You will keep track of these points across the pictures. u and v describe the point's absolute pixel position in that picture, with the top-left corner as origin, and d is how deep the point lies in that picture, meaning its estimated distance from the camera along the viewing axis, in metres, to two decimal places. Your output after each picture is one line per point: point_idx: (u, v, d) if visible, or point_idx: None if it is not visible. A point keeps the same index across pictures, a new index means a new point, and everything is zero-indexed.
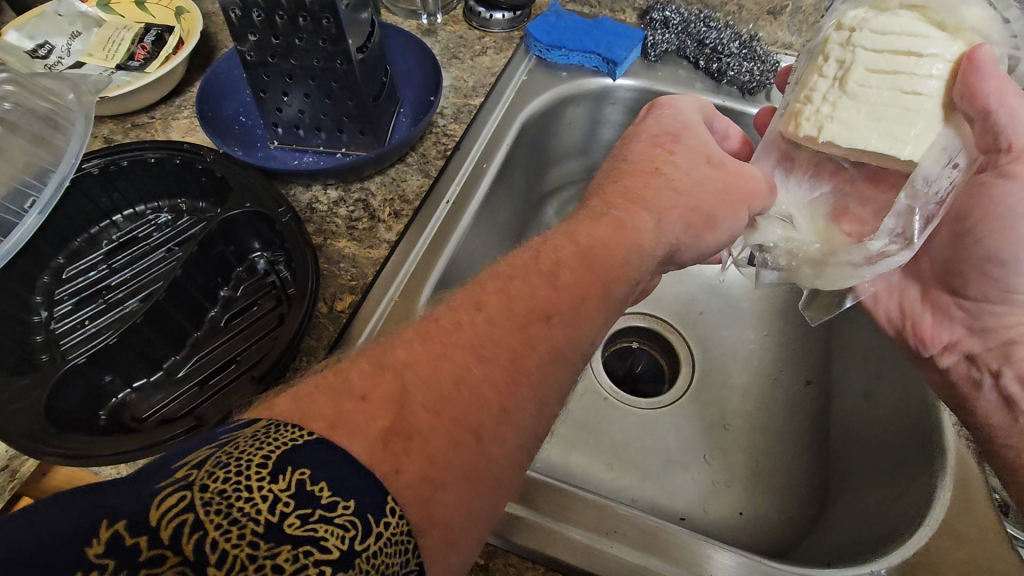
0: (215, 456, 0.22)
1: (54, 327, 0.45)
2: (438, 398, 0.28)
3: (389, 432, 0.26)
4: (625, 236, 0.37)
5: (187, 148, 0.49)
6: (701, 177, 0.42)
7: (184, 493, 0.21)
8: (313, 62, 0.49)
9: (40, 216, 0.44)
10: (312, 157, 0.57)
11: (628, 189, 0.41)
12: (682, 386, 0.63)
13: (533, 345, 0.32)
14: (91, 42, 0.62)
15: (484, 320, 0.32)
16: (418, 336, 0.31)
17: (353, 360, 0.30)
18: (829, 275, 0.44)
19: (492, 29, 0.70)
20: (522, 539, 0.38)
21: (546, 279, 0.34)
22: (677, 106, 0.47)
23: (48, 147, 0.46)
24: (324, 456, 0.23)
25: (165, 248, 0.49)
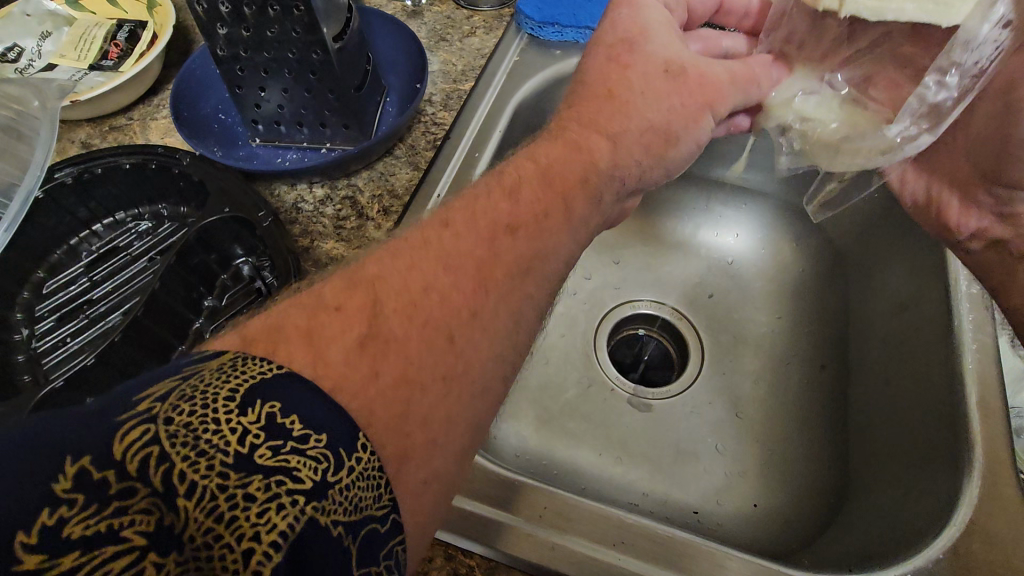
0: (180, 388, 0.20)
1: (36, 345, 0.44)
2: (410, 305, 0.27)
3: (366, 338, 0.26)
4: (581, 157, 0.36)
5: (161, 152, 0.47)
6: (669, 88, 0.39)
7: (149, 427, 0.19)
8: (288, 55, 0.47)
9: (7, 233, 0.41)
10: (296, 154, 0.54)
11: (581, 112, 0.38)
12: (688, 373, 0.61)
13: (499, 257, 0.31)
14: (63, 42, 0.59)
15: (451, 235, 0.31)
16: (388, 251, 0.30)
17: (324, 282, 0.28)
18: (842, 160, 0.44)
19: (479, 7, 0.67)
20: (510, 548, 0.36)
21: (507, 194, 0.34)
22: (638, 4, 0.41)
23: (11, 159, 0.43)
24: (297, 389, 0.22)
25: (146, 257, 0.47)
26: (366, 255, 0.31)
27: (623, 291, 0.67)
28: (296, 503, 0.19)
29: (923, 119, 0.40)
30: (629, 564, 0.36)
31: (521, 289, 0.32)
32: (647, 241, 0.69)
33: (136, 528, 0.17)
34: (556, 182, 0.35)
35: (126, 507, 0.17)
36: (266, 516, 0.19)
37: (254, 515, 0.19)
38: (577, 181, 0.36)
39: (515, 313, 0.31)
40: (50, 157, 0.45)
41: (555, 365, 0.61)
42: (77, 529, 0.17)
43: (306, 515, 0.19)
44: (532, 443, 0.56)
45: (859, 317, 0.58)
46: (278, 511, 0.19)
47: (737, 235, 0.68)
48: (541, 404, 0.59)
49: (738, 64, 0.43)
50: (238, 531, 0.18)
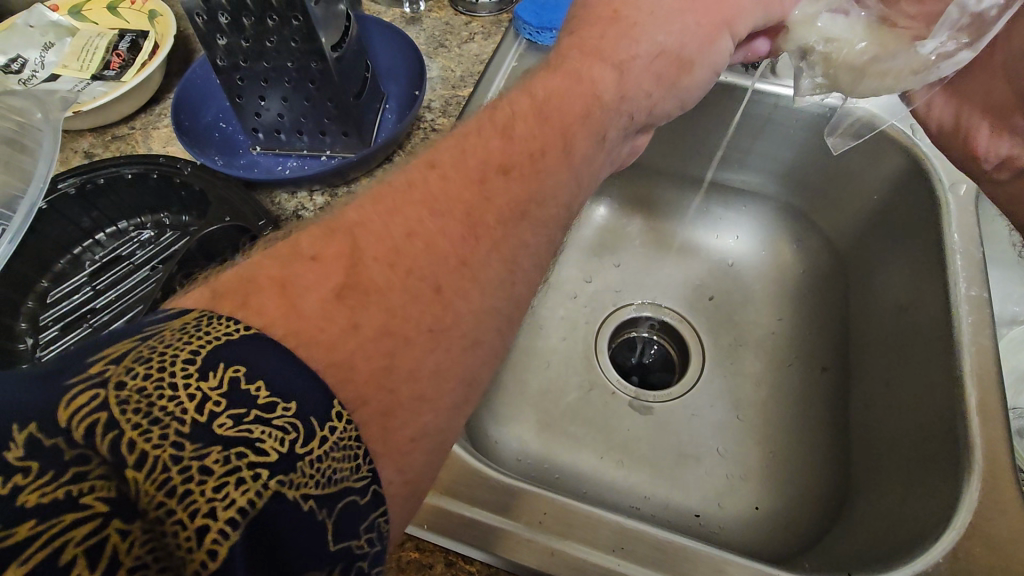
0: (136, 350, 0.21)
1: (40, 355, 0.44)
2: (392, 252, 0.28)
3: (344, 288, 0.26)
4: (580, 88, 0.36)
5: (164, 161, 0.47)
6: (681, 6, 0.39)
7: (99, 391, 0.19)
8: (287, 64, 0.47)
9: (12, 244, 0.42)
10: (296, 161, 0.54)
11: (582, 41, 0.38)
12: (692, 374, 0.62)
13: (490, 200, 0.31)
14: (65, 53, 0.60)
15: (437, 176, 0.31)
16: (370, 198, 0.30)
17: (304, 232, 0.29)
18: (868, 83, 0.44)
19: (478, 13, 0.67)
20: (505, 552, 0.36)
21: (501, 132, 0.33)
22: None
23: (15, 171, 0.44)
24: (264, 350, 0.22)
25: (149, 266, 0.47)
26: (351, 203, 0.31)
27: (623, 295, 0.67)
28: (258, 477, 0.20)
29: (963, 33, 0.40)
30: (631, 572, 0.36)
31: (523, 225, 0.32)
32: (649, 245, 0.70)
33: (96, 495, 0.18)
34: (553, 118, 0.35)
35: (85, 474, 0.18)
36: (224, 491, 0.19)
37: (210, 490, 0.19)
38: (577, 117, 0.35)
39: (508, 263, 0.31)
40: (54, 168, 0.45)
41: (556, 369, 0.62)
42: (31, 497, 0.17)
43: (269, 489, 0.20)
44: (532, 447, 0.56)
45: (861, 319, 0.58)
46: (237, 486, 0.19)
47: (737, 236, 0.69)
48: (542, 407, 0.59)
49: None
50: (193, 506, 0.19)
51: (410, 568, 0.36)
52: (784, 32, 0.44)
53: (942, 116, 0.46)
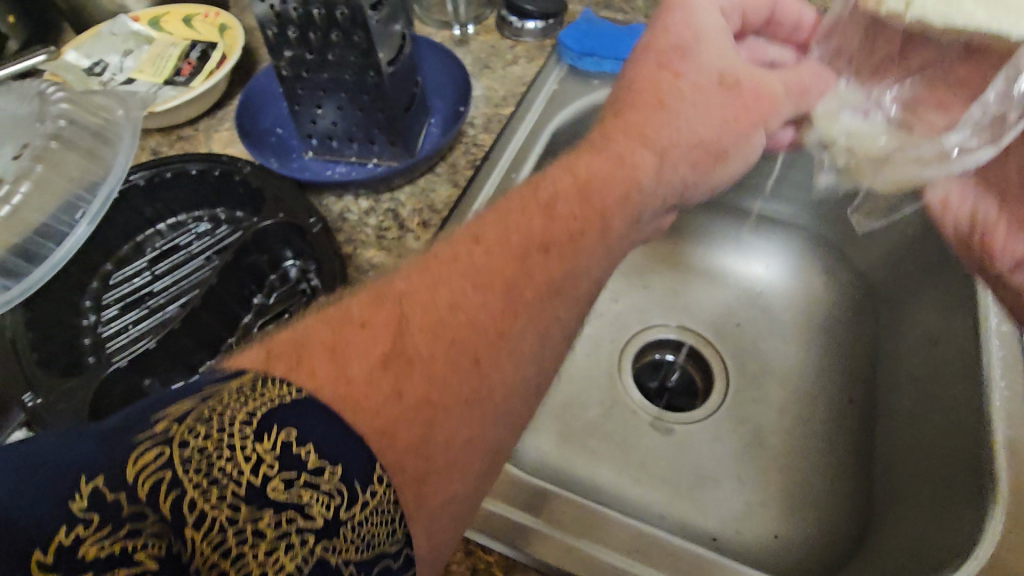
0: (199, 408, 0.23)
1: (101, 330, 0.47)
2: (437, 323, 0.30)
3: (390, 356, 0.28)
4: (623, 171, 0.38)
5: (225, 160, 0.51)
6: (721, 101, 0.40)
7: (164, 449, 0.22)
8: (345, 76, 0.51)
9: (91, 229, 0.46)
10: (344, 168, 0.58)
11: (626, 123, 0.40)
12: (716, 399, 0.62)
13: (530, 275, 0.33)
14: (142, 60, 0.65)
15: (481, 251, 0.33)
16: (418, 268, 0.33)
17: (355, 296, 0.32)
18: (891, 172, 0.44)
19: (524, 38, 0.71)
20: (531, 549, 0.38)
21: (544, 211, 0.36)
22: (691, 7, 0.40)
23: (98, 163, 0.47)
24: (311, 411, 0.24)
25: (203, 256, 0.51)
26: (399, 270, 0.34)
27: (650, 315, 0.69)
28: (305, 543, 0.22)
29: (984, 131, 0.38)
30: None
31: (551, 303, 0.34)
32: (676, 268, 0.71)
33: (146, 553, 0.20)
34: (596, 198, 0.37)
35: (140, 530, 0.20)
36: (274, 554, 0.21)
37: (261, 553, 0.21)
38: (616, 198, 0.38)
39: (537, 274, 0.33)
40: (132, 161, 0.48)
41: (578, 384, 0.63)
42: (92, 550, 0.20)
43: (314, 555, 0.22)
44: (552, 457, 0.58)
45: (889, 360, 0.58)
46: (286, 550, 0.22)
47: (767, 265, 0.69)
48: (562, 421, 0.60)
49: (790, 74, 0.43)
50: (245, 567, 0.21)
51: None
52: (809, 121, 0.46)
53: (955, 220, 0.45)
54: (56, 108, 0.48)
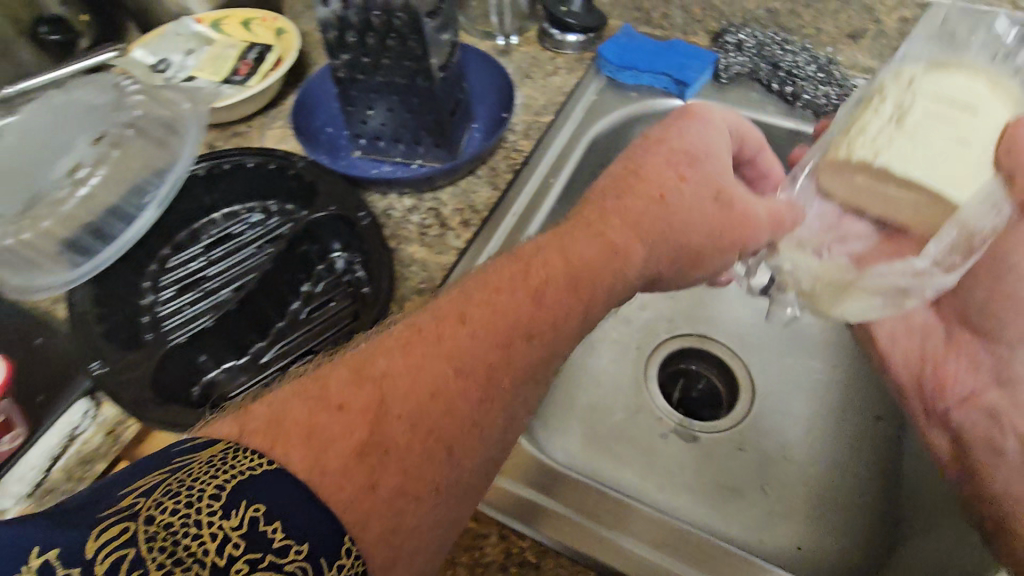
0: (167, 483, 0.24)
1: (159, 310, 0.48)
2: (417, 409, 0.31)
3: (365, 444, 0.29)
4: (613, 261, 0.39)
5: (281, 155, 0.54)
6: (713, 213, 0.42)
7: (127, 525, 0.23)
8: (397, 79, 0.53)
9: (157, 211, 0.50)
10: (390, 168, 0.60)
11: (626, 208, 0.41)
12: (739, 408, 0.63)
13: (510, 363, 0.34)
14: (202, 59, 0.69)
15: (467, 333, 0.34)
16: (399, 344, 0.33)
17: (332, 369, 0.32)
18: (850, 302, 0.46)
19: (564, 50, 0.73)
20: (546, 529, 0.38)
21: (533, 296, 0.36)
22: (708, 120, 0.45)
23: (167, 151, 0.52)
24: (281, 485, 0.25)
25: (255, 244, 0.52)
26: (378, 341, 0.34)
27: (677, 324, 0.69)
28: None
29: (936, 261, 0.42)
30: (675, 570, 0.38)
31: (524, 393, 0.36)
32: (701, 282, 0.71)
33: None
34: (583, 287, 0.38)
35: None
36: None
37: None
38: (602, 287, 0.39)
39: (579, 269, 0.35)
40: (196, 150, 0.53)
41: (604, 389, 0.64)
42: None
43: None
44: (578, 458, 0.59)
45: None
46: None
47: None
48: (587, 423, 0.61)
49: (772, 202, 0.46)
50: None
51: (464, 553, 0.38)
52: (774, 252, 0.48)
53: (908, 351, 0.51)
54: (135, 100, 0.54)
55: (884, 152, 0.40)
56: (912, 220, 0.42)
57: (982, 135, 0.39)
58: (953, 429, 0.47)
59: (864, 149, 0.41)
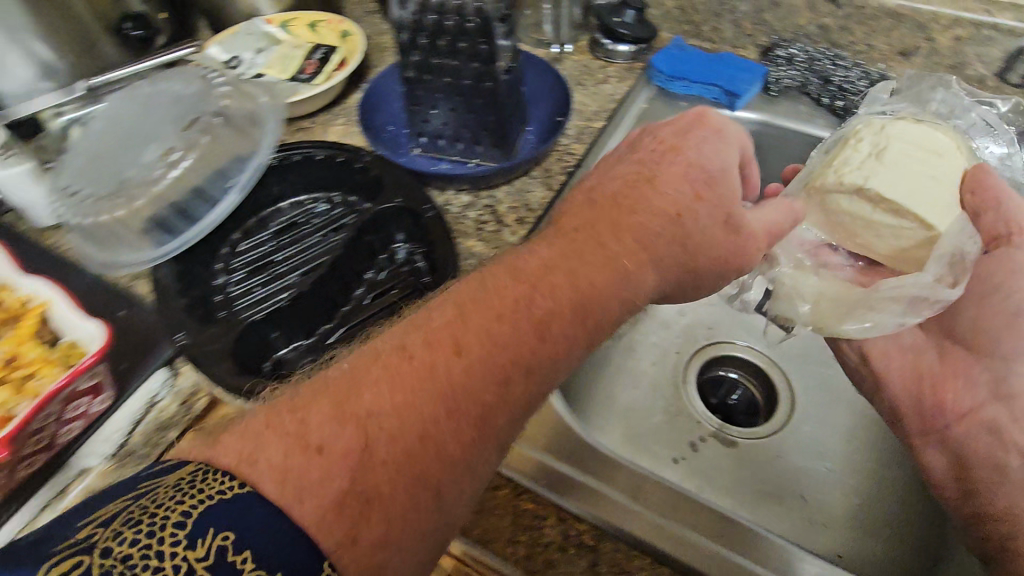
0: (128, 511, 0.25)
1: (231, 290, 0.50)
2: (403, 453, 0.31)
3: (347, 488, 0.29)
4: (619, 287, 0.39)
5: (348, 149, 0.57)
6: (718, 237, 0.43)
7: (81, 559, 0.24)
8: (463, 81, 0.55)
9: (239, 195, 0.53)
10: (448, 165, 0.62)
11: (640, 224, 0.41)
12: (778, 416, 0.63)
13: (504, 399, 0.35)
14: (271, 57, 0.72)
15: (461, 367, 0.34)
16: (386, 377, 0.33)
17: (316, 400, 0.32)
18: (851, 319, 0.50)
19: (615, 59, 0.75)
20: (572, 499, 0.39)
21: (534, 328, 0.36)
22: (722, 134, 0.46)
23: (248, 140, 0.55)
24: (253, 517, 0.26)
25: (322, 232, 0.54)
26: (362, 369, 0.33)
27: (716, 331, 0.70)
28: None
29: (943, 277, 0.47)
30: (707, 544, 0.38)
31: (515, 425, 0.36)
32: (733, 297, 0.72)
33: None
34: (585, 317, 0.38)
35: None
36: None
37: None
38: (606, 315, 0.39)
39: None
40: (275, 141, 0.56)
41: (643, 391, 0.65)
42: None
43: None
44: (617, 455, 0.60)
45: None
46: None
47: None
48: (626, 423, 0.63)
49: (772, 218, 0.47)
50: None
51: (523, 534, 0.38)
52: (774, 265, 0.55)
53: (901, 367, 0.49)
54: (220, 91, 0.57)
55: (872, 179, 0.47)
56: (887, 259, 0.51)
57: (946, 176, 0.48)
58: (953, 448, 0.46)
59: (854, 176, 0.48)
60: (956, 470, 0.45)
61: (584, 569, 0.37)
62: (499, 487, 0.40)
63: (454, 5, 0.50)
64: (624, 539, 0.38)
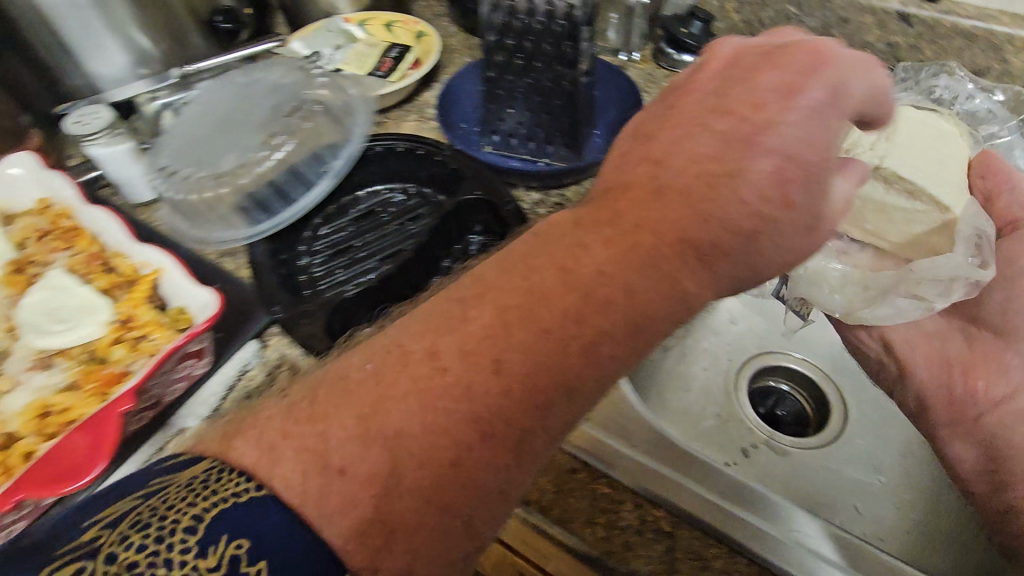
0: (140, 513, 0.26)
1: (314, 271, 0.51)
2: (432, 483, 0.29)
3: (371, 510, 0.28)
4: (672, 303, 0.32)
5: (430, 143, 0.58)
6: (791, 234, 0.33)
7: (90, 562, 0.24)
8: (543, 82, 0.57)
9: (334, 181, 0.55)
10: (518, 163, 0.60)
11: (717, 216, 0.31)
12: (828, 431, 0.63)
13: (542, 427, 0.31)
14: (348, 55, 0.74)
15: (497, 392, 0.30)
16: (414, 394, 0.30)
17: (340, 413, 0.29)
18: (884, 303, 0.48)
19: (678, 70, 0.76)
20: (632, 475, 0.41)
21: (581, 354, 0.31)
22: (847, 81, 0.33)
23: (343, 128, 0.57)
24: (262, 524, 0.26)
25: (399, 221, 0.55)
26: (388, 380, 0.30)
27: (767, 343, 0.71)
28: None
29: (971, 254, 0.45)
30: (761, 526, 0.39)
31: (553, 445, 0.32)
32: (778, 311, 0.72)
33: None
34: (638, 336, 0.32)
35: None
36: None
37: None
38: (654, 335, 0.32)
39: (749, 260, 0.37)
40: (367, 130, 0.58)
41: (694, 396, 0.66)
42: None
43: None
44: None
45: None
46: None
47: None
48: (678, 424, 0.63)
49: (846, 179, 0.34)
50: None
51: (602, 517, 0.40)
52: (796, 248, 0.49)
53: (927, 355, 0.51)
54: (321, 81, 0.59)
55: (888, 160, 0.45)
56: (901, 247, 0.48)
57: (954, 161, 0.46)
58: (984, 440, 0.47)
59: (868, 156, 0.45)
60: (987, 465, 0.46)
61: (661, 555, 0.38)
62: (577, 471, 0.41)
63: (542, 6, 0.54)
64: (681, 517, 0.39)
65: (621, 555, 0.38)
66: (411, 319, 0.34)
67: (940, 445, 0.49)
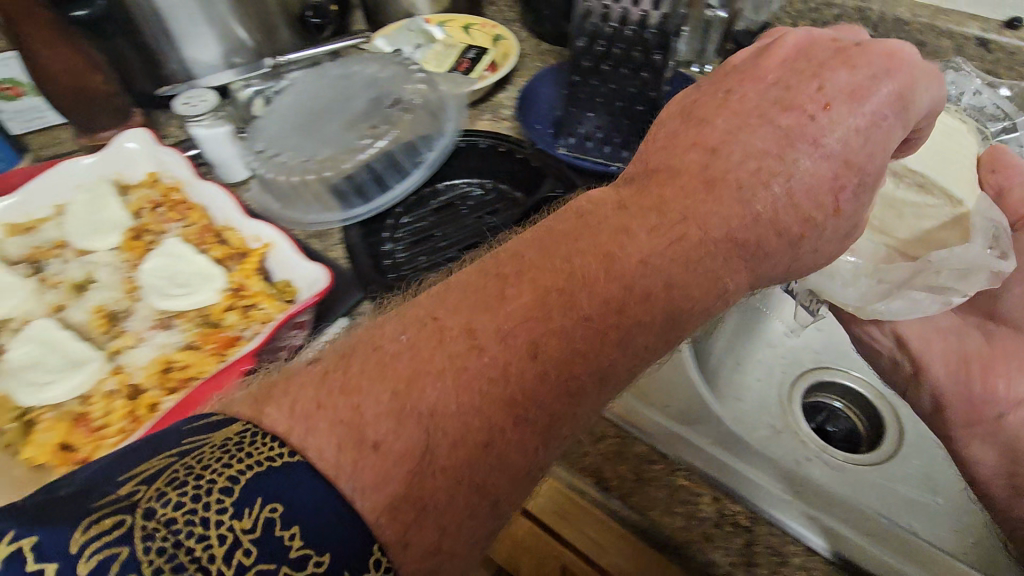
0: (173, 469, 0.21)
1: (396, 257, 0.51)
2: (467, 464, 0.24)
3: (402, 494, 0.22)
4: (709, 288, 0.30)
5: (512, 140, 0.58)
6: (823, 218, 0.32)
7: (125, 517, 0.19)
8: (628, 88, 0.56)
9: (425, 172, 0.55)
10: (590, 165, 0.56)
11: (780, 207, 0.31)
12: (887, 445, 0.55)
13: (578, 411, 0.27)
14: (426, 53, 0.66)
15: (538, 371, 0.25)
16: (451, 368, 0.25)
17: (369, 383, 0.24)
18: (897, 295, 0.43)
19: None
20: (690, 457, 0.38)
21: (618, 341, 0.27)
22: (924, 85, 0.33)
23: (438, 122, 0.58)
24: (303, 487, 0.21)
25: (479, 215, 0.55)
26: (417, 352, 0.25)
27: (824, 357, 0.63)
28: None
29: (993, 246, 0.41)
30: (837, 527, 0.35)
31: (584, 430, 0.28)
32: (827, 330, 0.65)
33: None
34: (667, 322, 0.29)
35: None
36: None
37: None
38: (688, 315, 0.29)
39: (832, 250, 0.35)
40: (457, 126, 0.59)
41: (749, 406, 0.59)
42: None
43: None
44: None
45: None
46: None
47: None
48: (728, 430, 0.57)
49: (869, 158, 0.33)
50: None
51: (679, 508, 0.37)
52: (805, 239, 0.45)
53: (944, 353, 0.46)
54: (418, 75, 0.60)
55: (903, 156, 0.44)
56: (907, 245, 0.46)
57: (967, 153, 0.46)
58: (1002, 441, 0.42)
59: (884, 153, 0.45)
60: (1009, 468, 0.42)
61: (739, 548, 0.35)
62: (654, 461, 0.39)
63: (636, 14, 0.51)
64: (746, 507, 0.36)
65: (700, 546, 0.36)
66: (445, 290, 0.28)
67: (956, 447, 0.44)
